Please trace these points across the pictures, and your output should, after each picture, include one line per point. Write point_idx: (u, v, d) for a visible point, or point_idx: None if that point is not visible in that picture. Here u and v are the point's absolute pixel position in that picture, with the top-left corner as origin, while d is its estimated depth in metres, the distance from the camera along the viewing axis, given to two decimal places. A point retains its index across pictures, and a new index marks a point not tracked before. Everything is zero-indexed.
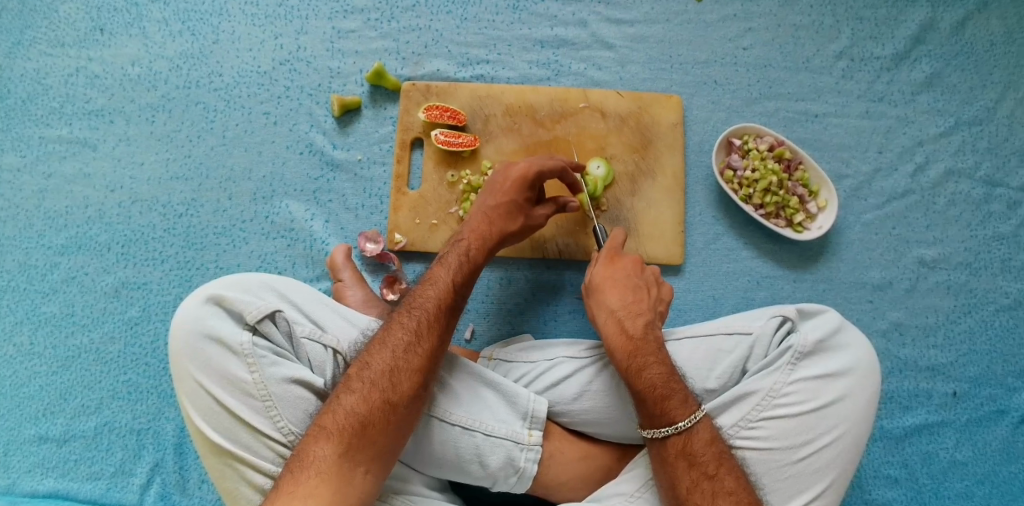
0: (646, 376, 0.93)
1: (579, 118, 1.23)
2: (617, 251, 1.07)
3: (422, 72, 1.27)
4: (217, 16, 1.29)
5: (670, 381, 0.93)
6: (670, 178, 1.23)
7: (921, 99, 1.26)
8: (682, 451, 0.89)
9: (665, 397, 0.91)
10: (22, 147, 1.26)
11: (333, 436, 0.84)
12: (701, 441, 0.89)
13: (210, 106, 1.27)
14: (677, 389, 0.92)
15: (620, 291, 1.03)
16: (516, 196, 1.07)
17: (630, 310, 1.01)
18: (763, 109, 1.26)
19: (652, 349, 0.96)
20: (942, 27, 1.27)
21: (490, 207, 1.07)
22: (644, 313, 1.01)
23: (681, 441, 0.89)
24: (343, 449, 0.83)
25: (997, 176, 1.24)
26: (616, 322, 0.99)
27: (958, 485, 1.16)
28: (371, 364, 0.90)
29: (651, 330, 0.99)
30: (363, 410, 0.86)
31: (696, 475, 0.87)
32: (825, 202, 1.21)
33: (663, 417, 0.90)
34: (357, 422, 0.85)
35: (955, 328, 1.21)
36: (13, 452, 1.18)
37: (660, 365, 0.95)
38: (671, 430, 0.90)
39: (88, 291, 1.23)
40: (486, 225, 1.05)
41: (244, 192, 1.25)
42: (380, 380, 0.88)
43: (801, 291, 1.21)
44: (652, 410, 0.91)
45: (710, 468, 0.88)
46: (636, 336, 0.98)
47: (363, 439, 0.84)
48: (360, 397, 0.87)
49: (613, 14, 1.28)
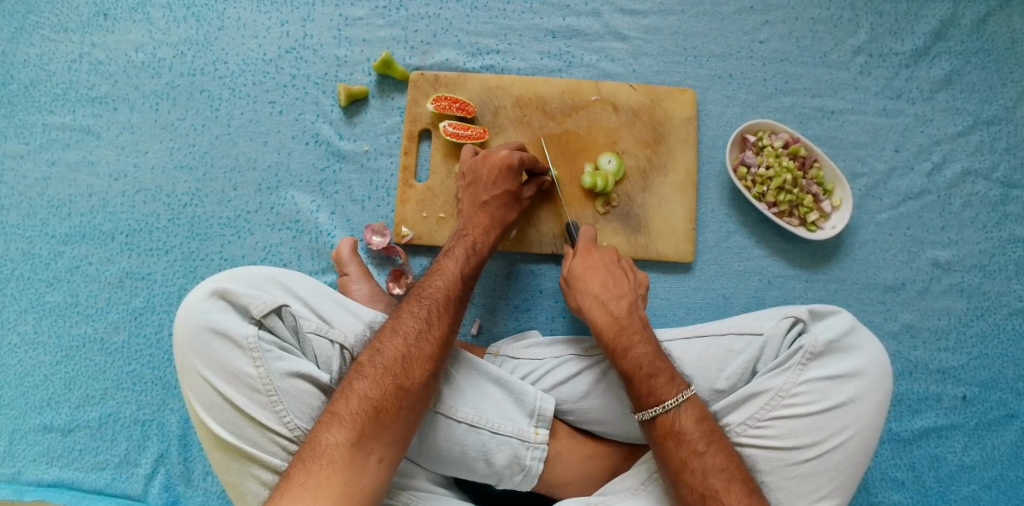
0: (633, 354, 0.95)
1: (591, 111, 1.21)
2: (592, 244, 1.08)
3: (431, 61, 1.24)
4: (222, 2, 1.27)
5: (656, 359, 0.94)
6: (682, 175, 1.21)
7: (940, 97, 1.24)
8: (670, 431, 0.88)
9: (651, 375, 0.92)
10: (24, 134, 1.24)
11: (345, 422, 0.82)
12: (689, 420, 0.88)
13: (215, 94, 1.25)
14: (663, 368, 0.93)
15: (601, 276, 1.04)
16: (510, 184, 1.09)
17: (612, 293, 1.02)
18: (778, 105, 1.24)
19: (637, 328, 0.98)
20: (962, 23, 1.24)
21: (485, 200, 1.09)
22: (626, 295, 1.02)
23: (668, 421, 0.89)
24: (356, 436, 0.82)
25: (1014, 177, 1.22)
26: (601, 305, 1.01)
27: (965, 489, 1.15)
28: (382, 351, 0.89)
29: (636, 311, 1.01)
30: (375, 396, 0.85)
31: (686, 452, 0.86)
32: (840, 201, 1.19)
33: (650, 396, 0.90)
34: (370, 408, 0.84)
35: (966, 332, 1.19)
36: (18, 441, 1.18)
37: (646, 343, 0.96)
38: (658, 410, 0.89)
39: (92, 280, 1.21)
40: (485, 219, 1.08)
41: (249, 182, 1.23)
42: (392, 366, 0.87)
43: (812, 292, 1.20)
44: (639, 390, 0.92)
45: (700, 446, 0.86)
46: (621, 316, 0.99)
47: (376, 426, 0.83)
48: (373, 382, 0.86)
49: (627, 4, 1.26)
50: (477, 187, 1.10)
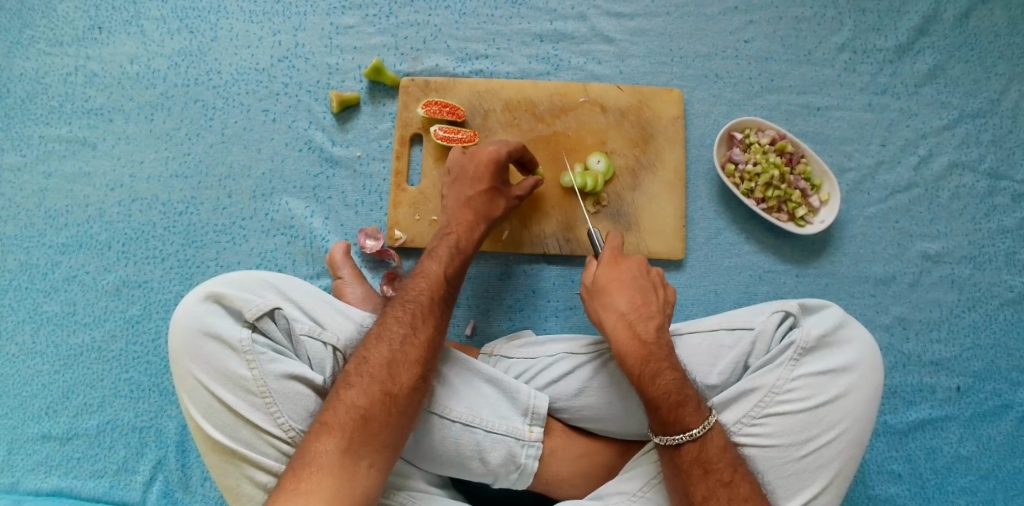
0: (661, 382, 0.91)
1: (579, 113, 1.23)
2: (619, 252, 1.04)
3: (421, 67, 1.26)
4: (215, 13, 1.29)
5: (684, 387, 0.91)
6: (671, 173, 1.22)
7: (924, 91, 1.25)
8: (696, 459, 0.88)
9: (680, 404, 0.90)
10: (22, 146, 1.26)
11: (334, 430, 0.83)
12: (715, 448, 0.89)
13: (209, 104, 1.27)
14: (691, 395, 0.91)
15: (628, 293, 1.00)
16: (493, 181, 1.10)
17: (641, 313, 0.98)
18: (764, 102, 1.25)
19: (665, 354, 0.94)
20: (945, 18, 1.26)
21: (469, 195, 1.10)
22: (655, 316, 0.98)
23: (696, 449, 0.89)
24: (346, 444, 0.82)
25: (1001, 168, 1.23)
26: (627, 326, 0.96)
27: (962, 480, 1.15)
28: (368, 359, 0.89)
29: (663, 335, 0.97)
30: (364, 403, 0.85)
31: (712, 482, 0.87)
32: (828, 196, 1.20)
33: (677, 424, 0.89)
34: (358, 416, 0.84)
35: (958, 322, 1.20)
36: (16, 451, 1.18)
37: (674, 371, 0.93)
38: (685, 438, 0.89)
39: (89, 289, 1.23)
40: (469, 215, 1.09)
41: (243, 189, 1.24)
42: (379, 373, 0.88)
43: (803, 286, 1.21)
44: (665, 417, 0.90)
45: (725, 475, 0.87)
46: (650, 340, 0.95)
47: (365, 433, 0.83)
48: (360, 390, 0.86)
49: (613, 7, 1.27)
50: (461, 183, 1.11)
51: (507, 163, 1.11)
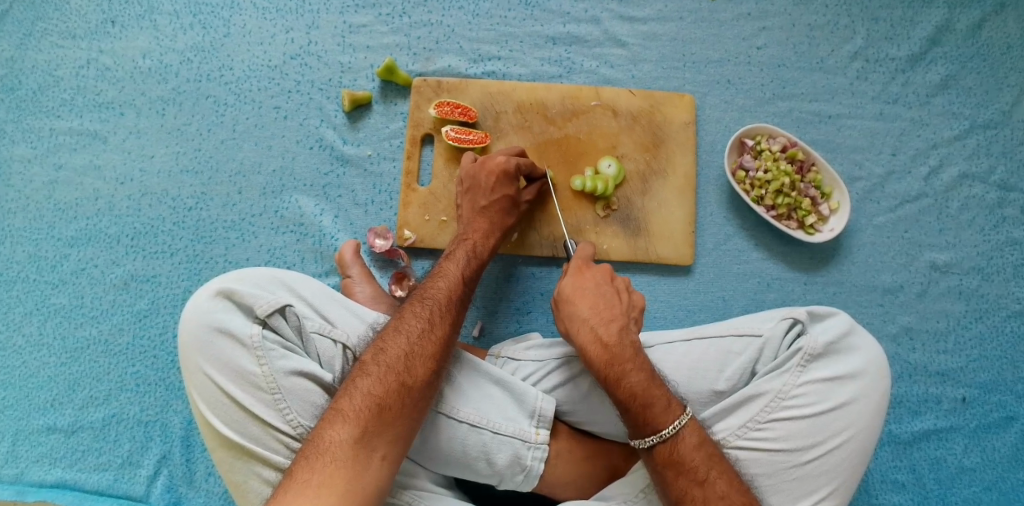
0: (625, 384, 0.92)
1: (591, 117, 1.23)
2: (585, 262, 1.05)
3: (433, 67, 1.26)
4: (229, 9, 1.29)
5: (650, 387, 0.91)
6: (681, 178, 1.22)
7: (936, 101, 1.25)
8: (669, 460, 0.89)
9: (647, 406, 0.90)
10: (32, 138, 1.26)
11: (349, 419, 0.83)
12: (688, 446, 0.89)
13: (220, 100, 1.27)
14: (659, 395, 0.91)
15: (590, 299, 0.99)
16: (506, 191, 1.11)
17: (602, 317, 0.97)
18: (776, 109, 1.25)
19: (629, 356, 0.94)
20: (958, 29, 1.26)
21: (485, 205, 1.10)
22: (616, 319, 0.97)
23: (667, 450, 0.89)
24: (360, 433, 0.82)
25: (1012, 180, 1.23)
26: (590, 331, 0.96)
27: (965, 491, 1.16)
28: (385, 349, 0.90)
29: (626, 335, 0.96)
30: (379, 393, 0.85)
31: (686, 482, 0.87)
32: (838, 204, 1.20)
33: (647, 426, 0.89)
34: (373, 405, 0.84)
35: (965, 333, 1.20)
36: (21, 442, 1.19)
37: (639, 370, 0.92)
38: (656, 439, 0.89)
39: (97, 283, 1.23)
40: (487, 225, 1.10)
41: (253, 186, 1.25)
42: (395, 364, 0.88)
43: (811, 294, 1.21)
44: (637, 420, 0.90)
45: (700, 474, 0.87)
46: (611, 343, 0.95)
47: (379, 423, 0.84)
48: (376, 379, 0.87)
49: (626, 12, 1.28)
50: (475, 193, 1.11)
51: (517, 175, 1.12)
